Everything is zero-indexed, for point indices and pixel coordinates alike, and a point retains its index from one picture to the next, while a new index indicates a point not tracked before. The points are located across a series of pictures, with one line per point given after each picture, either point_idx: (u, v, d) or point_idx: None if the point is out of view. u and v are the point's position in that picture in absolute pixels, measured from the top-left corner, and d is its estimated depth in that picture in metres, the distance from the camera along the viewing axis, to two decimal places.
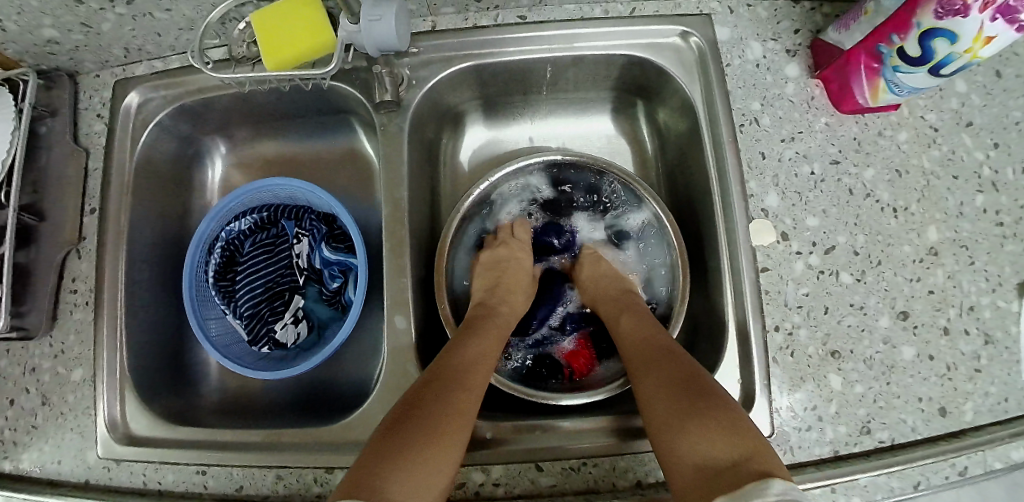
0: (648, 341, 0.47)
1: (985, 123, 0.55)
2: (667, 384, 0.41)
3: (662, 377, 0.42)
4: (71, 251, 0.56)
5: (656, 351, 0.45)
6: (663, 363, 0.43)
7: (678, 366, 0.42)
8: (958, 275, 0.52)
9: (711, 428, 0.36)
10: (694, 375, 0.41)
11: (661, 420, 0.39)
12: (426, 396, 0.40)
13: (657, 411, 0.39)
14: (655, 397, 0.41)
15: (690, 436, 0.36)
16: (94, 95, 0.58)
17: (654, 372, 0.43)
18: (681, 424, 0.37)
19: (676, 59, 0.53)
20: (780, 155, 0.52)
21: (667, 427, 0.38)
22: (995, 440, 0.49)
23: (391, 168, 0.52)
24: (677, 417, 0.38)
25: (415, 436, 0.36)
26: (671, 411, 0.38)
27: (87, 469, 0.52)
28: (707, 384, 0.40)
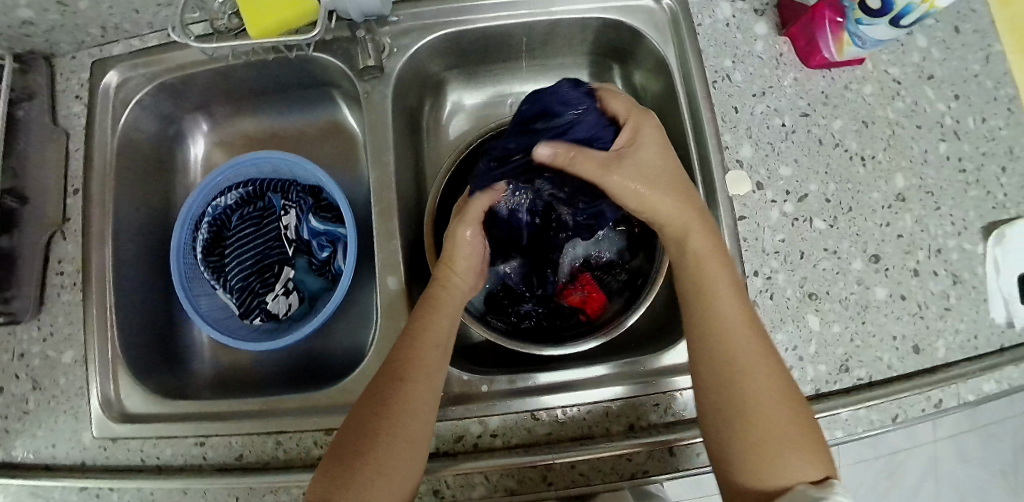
0: (744, 330, 0.41)
1: (945, 75, 0.58)
2: (774, 397, 0.38)
3: (764, 383, 0.38)
4: (56, 234, 0.55)
5: (755, 342, 0.40)
6: (758, 359, 0.39)
7: (773, 373, 0.39)
8: (925, 219, 0.55)
9: (804, 455, 0.36)
10: (789, 384, 0.39)
11: (748, 439, 0.37)
12: (385, 407, 0.40)
13: (756, 423, 0.37)
14: (756, 405, 0.38)
15: (785, 465, 0.36)
16: (71, 77, 0.58)
17: (746, 361, 0.39)
18: (773, 453, 0.36)
19: (650, 21, 0.55)
20: (752, 109, 0.54)
21: (760, 452, 0.37)
22: (967, 373, 0.52)
23: (377, 135, 0.53)
24: (778, 443, 0.36)
25: (368, 453, 0.38)
26: (773, 435, 0.37)
27: (83, 449, 0.52)
28: (796, 399, 0.39)
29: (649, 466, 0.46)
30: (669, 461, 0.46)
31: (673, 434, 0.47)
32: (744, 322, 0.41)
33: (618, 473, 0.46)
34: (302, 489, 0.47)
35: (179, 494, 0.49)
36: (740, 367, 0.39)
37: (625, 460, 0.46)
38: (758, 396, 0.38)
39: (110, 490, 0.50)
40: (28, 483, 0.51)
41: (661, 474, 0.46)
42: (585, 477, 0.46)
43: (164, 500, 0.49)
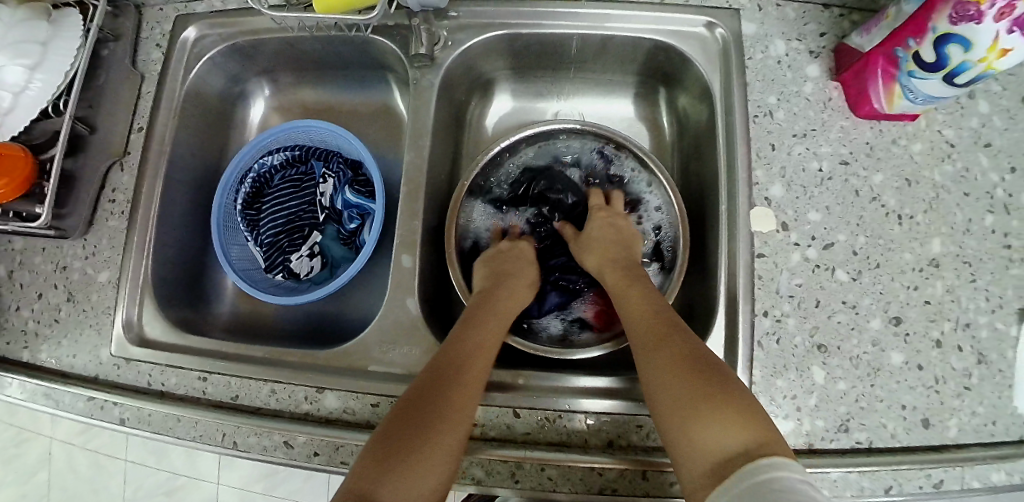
0: (649, 321, 0.45)
1: (1005, 145, 0.55)
2: (675, 367, 0.41)
3: (670, 356, 0.42)
4: (114, 164, 0.60)
5: (655, 327, 0.44)
6: (655, 345, 0.43)
7: (690, 352, 0.42)
8: (958, 290, 0.52)
9: (726, 420, 0.36)
10: (697, 356, 0.41)
11: (669, 403, 0.39)
12: (420, 424, 0.39)
13: (669, 381, 0.40)
14: (661, 380, 0.41)
15: (704, 423, 0.36)
16: (155, 27, 0.63)
17: (652, 362, 0.42)
18: (700, 406, 0.38)
19: (701, 48, 0.56)
20: (789, 149, 0.53)
21: (682, 409, 0.38)
22: (978, 458, 0.49)
23: (417, 120, 0.55)
24: (695, 406, 0.38)
25: (427, 439, 0.38)
26: (680, 399, 0.39)
27: (99, 364, 0.56)
28: (690, 375, 0.40)
29: (618, 485, 0.46)
30: (640, 485, 0.46)
31: (650, 458, 0.46)
32: (641, 315, 0.47)
33: (586, 485, 0.46)
34: (285, 439, 0.49)
35: (173, 421, 0.51)
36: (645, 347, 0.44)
37: (596, 474, 0.46)
38: (654, 371, 0.42)
39: (114, 405, 0.53)
40: (44, 385, 0.55)
41: (629, 495, 0.46)
42: (552, 482, 0.46)
43: (159, 424, 0.52)
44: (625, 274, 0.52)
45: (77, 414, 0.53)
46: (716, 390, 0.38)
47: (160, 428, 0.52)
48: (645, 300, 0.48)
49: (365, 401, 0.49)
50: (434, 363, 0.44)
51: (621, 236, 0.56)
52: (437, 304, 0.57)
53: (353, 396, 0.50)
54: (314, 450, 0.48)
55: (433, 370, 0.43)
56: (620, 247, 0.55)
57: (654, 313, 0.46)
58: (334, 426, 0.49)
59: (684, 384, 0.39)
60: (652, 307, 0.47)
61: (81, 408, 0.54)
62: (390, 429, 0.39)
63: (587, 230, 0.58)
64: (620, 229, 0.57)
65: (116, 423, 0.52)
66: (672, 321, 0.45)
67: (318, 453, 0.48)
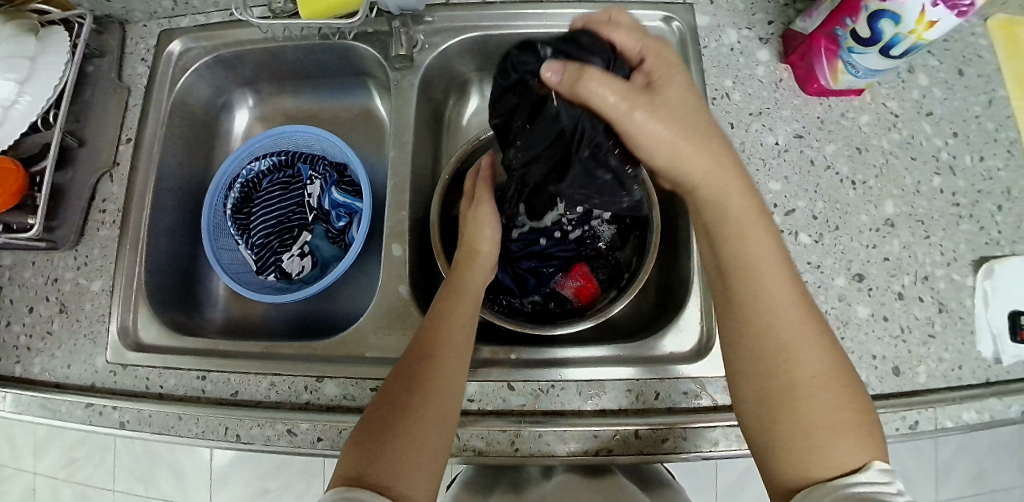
0: (798, 312, 0.40)
1: (944, 113, 0.61)
2: (824, 376, 0.38)
3: (820, 359, 0.39)
4: (104, 177, 0.61)
5: (807, 319, 0.40)
6: (809, 335, 0.39)
7: (836, 360, 0.39)
8: (913, 246, 0.57)
9: (864, 442, 0.37)
10: (853, 382, 0.39)
11: (826, 413, 0.37)
12: (403, 411, 0.41)
13: (807, 381, 0.38)
14: (804, 380, 0.38)
15: (836, 442, 0.36)
16: (138, 44, 0.65)
17: (800, 348, 0.39)
18: (838, 425, 0.37)
19: (661, 40, 0.60)
20: (748, 127, 0.57)
21: (820, 425, 0.37)
22: (946, 399, 0.52)
23: (400, 118, 0.57)
24: (844, 422, 0.37)
25: (404, 427, 0.40)
26: (828, 410, 0.37)
27: (95, 372, 0.56)
28: (840, 389, 0.38)
29: (613, 445, 0.48)
30: (633, 444, 0.48)
31: (641, 418, 0.49)
32: (792, 300, 0.40)
33: (582, 448, 0.48)
34: (287, 427, 0.50)
35: (174, 420, 0.52)
36: (779, 337, 0.39)
37: (591, 437, 0.48)
38: (803, 364, 0.38)
39: (112, 409, 0.53)
40: (40, 396, 0.55)
41: (623, 454, 0.48)
42: (550, 448, 0.48)
43: (159, 425, 0.52)
44: (724, 173, 0.42)
45: (76, 421, 0.54)
46: (861, 413, 0.38)
47: (161, 428, 0.52)
48: (792, 286, 0.41)
49: (363, 386, 0.51)
50: (412, 348, 0.46)
51: (700, 122, 0.42)
52: (426, 292, 0.58)
53: (351, 382, 0.51)
54: (317, 436, 0.49)
55: (408, 358, 0.45)
56: (710, 143, 0.42)
57: (801, 302, 0.40)
58: (334, 412, 0.50)
59: (838, 403, 0.37)
60: (802, 299, 0.41)
61: (79, 416, 0.54)
62: (372, 419, 0.41)
63: (660, 91, 0.42)
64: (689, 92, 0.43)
65: (116, 427, 0.53)
66: (819, 323, 0.41)
67: (320, 439, 0.49)
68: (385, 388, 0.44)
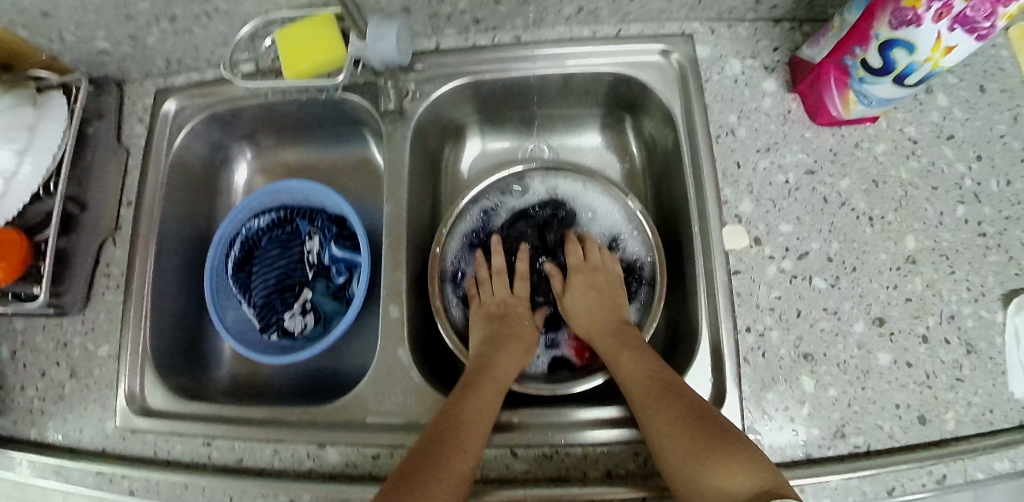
0: (636, 367, 0.48)
1: (966, 136, 0.57)
2: (679, 427, 0.42)
3: (677, 406, 0.44)
4: (107, 240, 0.62)
5: (655, 389, 0.45)
6: (643, 388, 0.46)
7: (686, 401, 0.44)
8: (937, 283, 0.53)
9: (737, 468, 0.39)
10: (705, 414, 0.43)
11: (676, 451, 0.41)
12: (456, 427, 0.43)
13: (675, 443, 0.41)
14: (670, 442, 0.42)
15: (712, 473, 0.39)
16: (136, 102, 0.65)
17: (643, 413, 0.45)
18: (702, 459, 0.40)
19: (660, 75, 0.57)
20: (755, 165, 0.54)
21: (688, 463, 0.40)
22: (976, 449, 0.49)
23: (393, 171, 0.56)
24: (694, 457, 0.40)
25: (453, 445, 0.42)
26: (682, 455, 0.41)
27: (105, 437, 0.57)
28: (693, 413, 0.43)
29: None
30: None
31: (652, 484, 0.46)
32: (633, 369, 0.48)
33: None
34: (290, 497, 0.50)
35: (181, 488, 0.52)
36: (649, 412, 0.44)
37: None
38: (658, 425, 0.43)
39: (122, 477, 0.54)
40: (53, 462, 0.56)
41: None
42: None
43: (168, 493, 0.53)
44: (616, 339, 0.52)
45: (87, 488, 0.54)
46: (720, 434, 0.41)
47: (169, 496, 0.52)
48: (638, 361, 0.49)
49: (364, 453, 0.50)
50: (469, 374, 0.49)
51: (591, 306, 0.56)
52: (428, 350, 0.57)
53: (352, 449, 0.50)
54: None
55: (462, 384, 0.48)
56: (612, 314, 0.55)
57: (642, 370, 0.48)
58: (336, 480, 0.49)
59: (693, 433, 0.41)
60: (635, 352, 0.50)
61: (90, 483, 0.55)
62: (404, 467, 0.40)
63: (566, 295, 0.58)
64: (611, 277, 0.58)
65: (126, 495, 0.53)
66: (670, 380, 0.46)
67: None
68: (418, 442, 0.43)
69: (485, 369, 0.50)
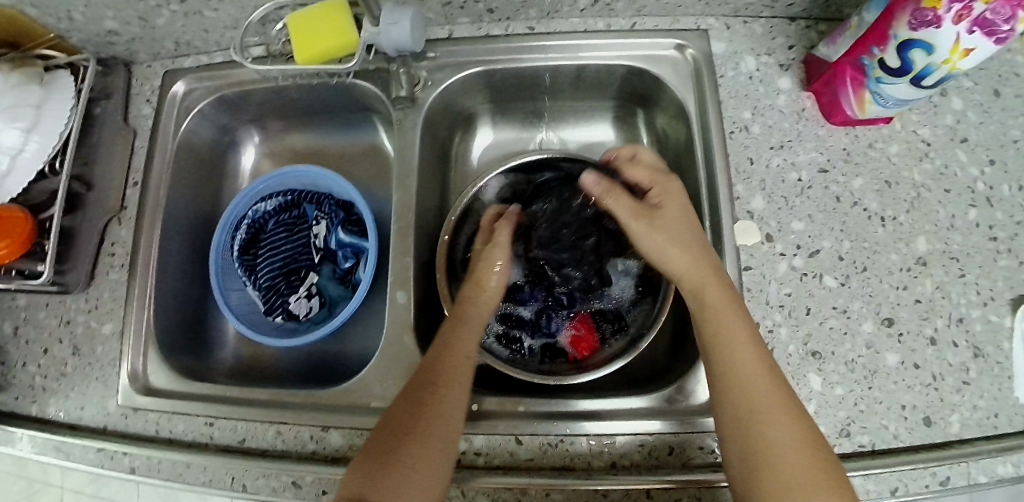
0: (748, 352, 0.42)
1: (980, 139, 0.57)
2: (780, 424, 0.39)
3: (788, 408, 0.40)
4: (112, 219, 0.61)
5: (763, 370, 0.41)
6: (764, 380, 0.41)
7: (796, 404, 0.40)
8: (947, 286, 0.53)
9: (829, 482, 0.37)
10: (806, 421, 0.40)
11: (799, 461, 0.37)
12: (409, 427, 0.41)
13: (777, 444, 0.38)
14: (767, 436, 0.39)
15: (805, 487, 0.36)
16: (144, 83, 0.64)
17: (762, 400, 0.40)
18: (828, 476, 0.37)
19: (673, 70, 0.57)
20: (768, 162, 0.54)
21: (807, 477, 0.37)
22: (981, 452, 0.49)
23: (403, 157, 0.56)
24: (818, 472, 0.37)
25: (407, 447, 0.40)
26: (805, 467, 0.37)
27: (107, 415, 0.57)
28: (800, 419, 0.40)
29: None
30: None
31: (655, 477, 0.46)
32: (751, 353, 0.42)
33: None
34: (292, 479, 0.49)
35: (182, 467, 0.52)
36: (756, 399, 0.40)
37: (600, 496, 0.46)
38: (761, 413, 0.39)
39: (123, 454, 0.54)
40: (54, 438, 0.56)
41: None
42: None
43: (169, 472, 0.52)
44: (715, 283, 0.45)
45: (88, 464, 0.54)
46: (822, 451, 0.38)
47: (170, 475, 0.52)
48: (746, 335, 0.42)
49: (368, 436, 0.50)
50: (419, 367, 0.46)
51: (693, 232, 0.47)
52: (434, 338, 0.57)
53: (356, 433, 0.50)
54: (322, 489, 0.48)
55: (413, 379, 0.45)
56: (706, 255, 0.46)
57: (757, 355, 0.42)
58: (339, 464, 0.49)
59: (802, 447, 0.38)
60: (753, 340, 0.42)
61: (91, 459, 0.54)
62: (376, 445, 0.41)
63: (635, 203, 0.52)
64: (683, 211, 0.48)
65: (127, 473, 0.53)
66: (764, 363, 0.42)
67: (326, 492, 0.48)
68: (386, 416, 0.43)
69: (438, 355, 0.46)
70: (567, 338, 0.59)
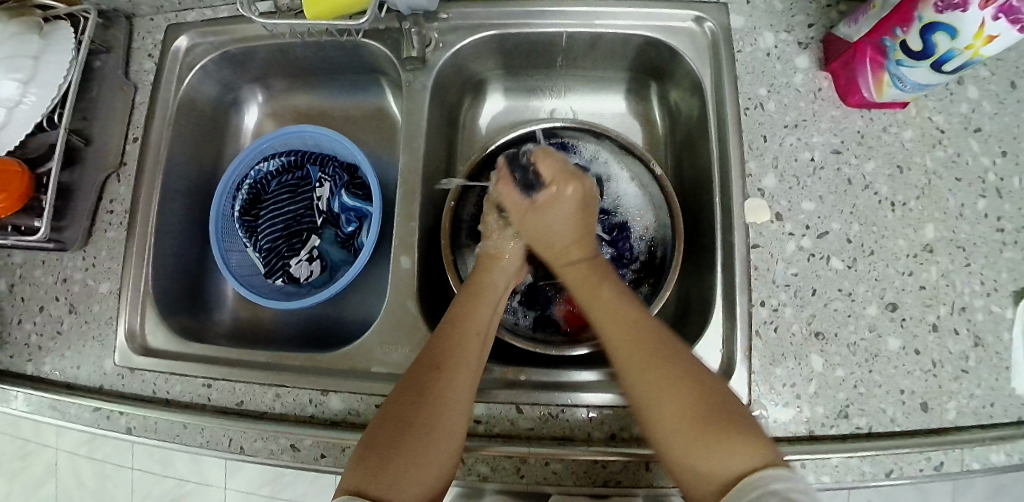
0: (625, 323, 0.45)
1: (994, 130, 0.56)
2: (665, 393, 0.40)
3: (670, 368, 0.41)
4: (112, 175, 0.60)
5: (641, 338, 0.43)
6: (631, 336, 0.44)
7: (675, 362, 0.41)
8: (952, 274, 0.53)
9: (736, 443, 0.36)
10: (700, 378, 0.41)
11: (664, 417, 0.39)
12: (428, 394, 0.41)
13: (660, 410, 0.39)
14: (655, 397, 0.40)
15: (709, 449, 0.36)
16: (146, 37, 0.63)
17: (625, 360, 0.43)
18: (699, 440, 0.37)
19: (691, 43, 0.56)
20: (782, 140, 0.53)
21: (679, 423, 0.38)
22: (976, 439, 0.49)
23: (411, 122, 0.54)
24: (683, 430, 0.38)
25: (426, 420, 0.40)
26: (673, 423, 0.38)
27: (102, 374, 0.56)
28: (686, 374, 0.41)
29: (622, 477, 0.46)
30: (644, 476, 0.46)
31: (653, 450, 0.47)
32: (618, 322, 0.45)
33: (591, 478, 0.46)
34: (290, 442, 0.49)
35: (179, 428, 0.52)
36: (632, 373, 0.42)
37: (600, 466, 0.46)
38: (641, 384, 0.41)
39: (120, 414, 0.53)
40: (49, 397, 0.55)
41: (633, 486, 0.46)
42: (557, 476, 0.46)
43: (165, 432, 0.52)
44: (597, 274, 0.50)
45: (84, 424, 0.54)
46: (710, 406, 0.39)
47: (167, 435, 0.52)
48: (629, 309, 0.46)
49: (369, 401, 0.50)
50: (430, 350, 0.45)
51: (576, 223, 0.54)
52: (437, 304, 0.57)
53: (356, 398, 0.50)
54: (321, 452, 0.48)
55: (424, 360, 0.44)
56: (580, 245, 0.53)
57: (636, 320, 0.45)
58: (338, 428, 0.49)
59: (689, 407, 0.39)
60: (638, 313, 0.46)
61: (87, 419, 0.54)
62: (380, 434, 0.39)
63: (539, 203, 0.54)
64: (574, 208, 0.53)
65: (123, 433, 0.53)
66: (661, 335, 0.44)
67: (324, 455, 0.48)
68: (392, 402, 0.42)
69: (458, 333, 0.46)
70: (561, 311, 0.59)
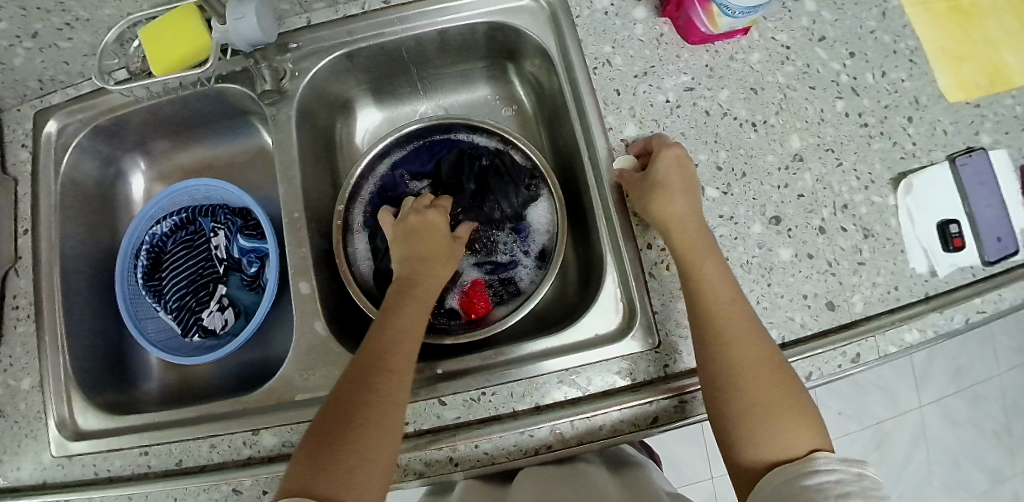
0: (724, 302, 0.45)
1: (837, 35, 0.59)
2: (767, 385, 0.42)
3: (757, 354, 0.43)
4: (10, 271, 0.59)
5: (738, 329, 0.44)
6: (736, 310, 0.45)
7: (771, 357, 0.43)
8: (827, 177, 0.55)
9: (796, 423, 0.41)
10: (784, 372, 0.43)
11: (750, 401, 0.41)
12: (359, 408, 0.41)
13: (751, 382, 0.42)
14: (752, 382, 0.42)
15: (774, 431, 0.40)
16: (16, 129, 0.62)
17: (732, 331, 0.44)
18: (771, 422, 0.41)
19: (532, 19, 0.58)
20: (635, 89, 0.55)
21: (760, 414, 0.41)
22: (885, 325, 0.52)
23: (282, 154, 0.56)
24: (761, 415, 0.41)
25: (358, 438, 0.39)
26: (746, 409, 0.41)
27: (42, 469, 0.55)
28: (772, 360, 0.43)
29: (552, 441, 0.48)
30: (571, 435, 0.48)
31: (576, 408, 0.48)
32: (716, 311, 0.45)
33: (521, 450, 0.48)
34: (232, 486, 0.50)
35: (125, 500, 0.52)
36: (723, 347, 0.43)
37: (527, 437, 0.48)
38: (723, 361, 0.43)
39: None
40: None
41: (563, 447, 0.47)
42: (489, 456, 0.48)
43: None
44: (697, 241, 0.48)
45: None
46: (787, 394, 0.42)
47: None
48: (728, 292, 0.46)
49: (298, 430, 0.50)
50: (358, 361, 0.44)
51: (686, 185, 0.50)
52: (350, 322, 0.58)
53: (285, 429, 0.50)
54: (263, 489, 0.49)
55: (355, 371, 0.43)
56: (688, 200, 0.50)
57: (734, 301, 0.45)
58: (275, 462, 0.50)
59: (767, 386, 0.42)
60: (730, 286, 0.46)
61: None
62: (310, 452, 0.39)
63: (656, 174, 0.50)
64: (679, 173, 0.50)
65: None
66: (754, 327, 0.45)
67: (266, 491, 0.49)
68: (318, 425, 0.41)
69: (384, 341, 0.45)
70: (459, 301, 0.59)
